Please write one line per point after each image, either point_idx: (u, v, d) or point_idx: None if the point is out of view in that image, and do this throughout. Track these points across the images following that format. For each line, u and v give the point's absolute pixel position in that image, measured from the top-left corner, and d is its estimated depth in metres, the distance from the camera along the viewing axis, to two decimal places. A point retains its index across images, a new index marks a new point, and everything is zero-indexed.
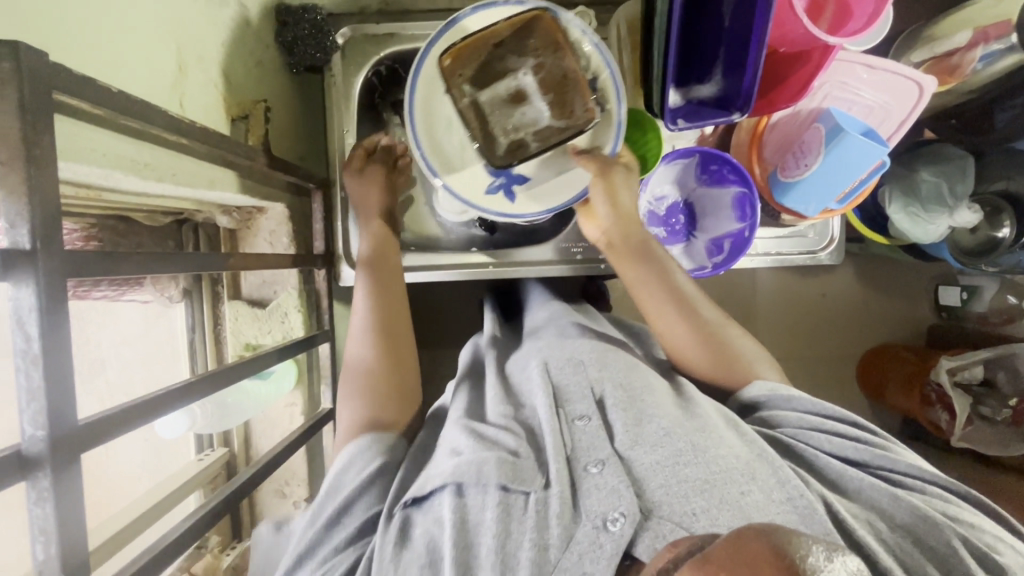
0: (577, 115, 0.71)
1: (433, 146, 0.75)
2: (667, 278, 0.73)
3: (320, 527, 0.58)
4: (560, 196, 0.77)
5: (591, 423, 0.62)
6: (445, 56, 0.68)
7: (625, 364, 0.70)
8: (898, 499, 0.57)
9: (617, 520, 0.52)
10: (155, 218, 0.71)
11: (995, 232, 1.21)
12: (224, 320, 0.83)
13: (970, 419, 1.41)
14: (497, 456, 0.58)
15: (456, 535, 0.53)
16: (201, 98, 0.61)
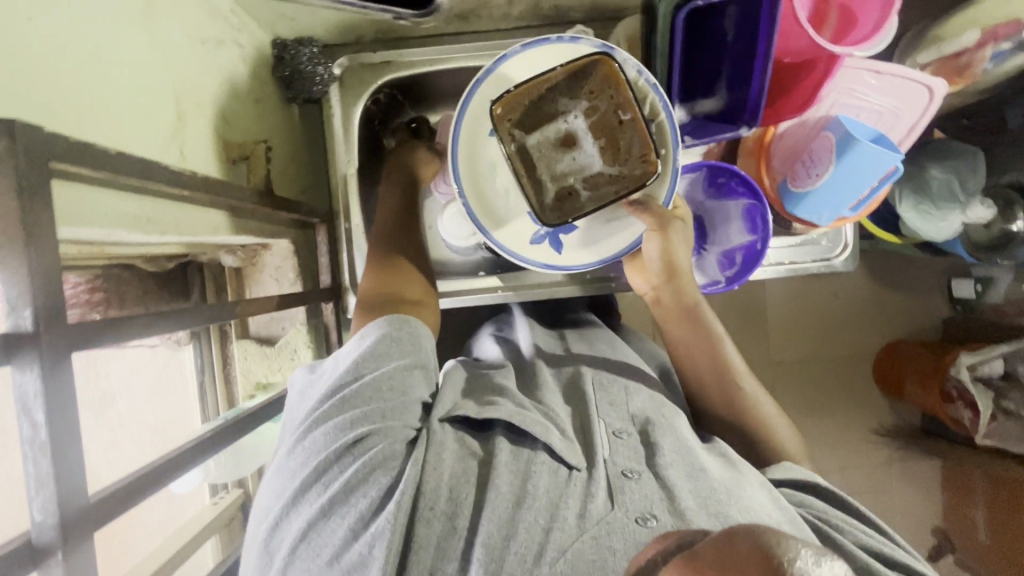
0: (632, 161, 0.67)
1: (475, 190, 0.74)
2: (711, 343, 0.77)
3: (370, 384, 0.59)
4: (612, 243, 0.76)
5: (629, 440, 0.63)
6: (496, 103, 0.66)
7: (662, 405, 0.72)
8: None
9: (650, 518, 0.53)
10: (159, 263, 0.71)
11: (1009, 226, 1.19)
12: (233, 359, 0.82)
13: (994, 415, 1.38)
14: (553, 429, 0.61)
15: (507, 478, 0.56)
16: (201, 143, 0.61)
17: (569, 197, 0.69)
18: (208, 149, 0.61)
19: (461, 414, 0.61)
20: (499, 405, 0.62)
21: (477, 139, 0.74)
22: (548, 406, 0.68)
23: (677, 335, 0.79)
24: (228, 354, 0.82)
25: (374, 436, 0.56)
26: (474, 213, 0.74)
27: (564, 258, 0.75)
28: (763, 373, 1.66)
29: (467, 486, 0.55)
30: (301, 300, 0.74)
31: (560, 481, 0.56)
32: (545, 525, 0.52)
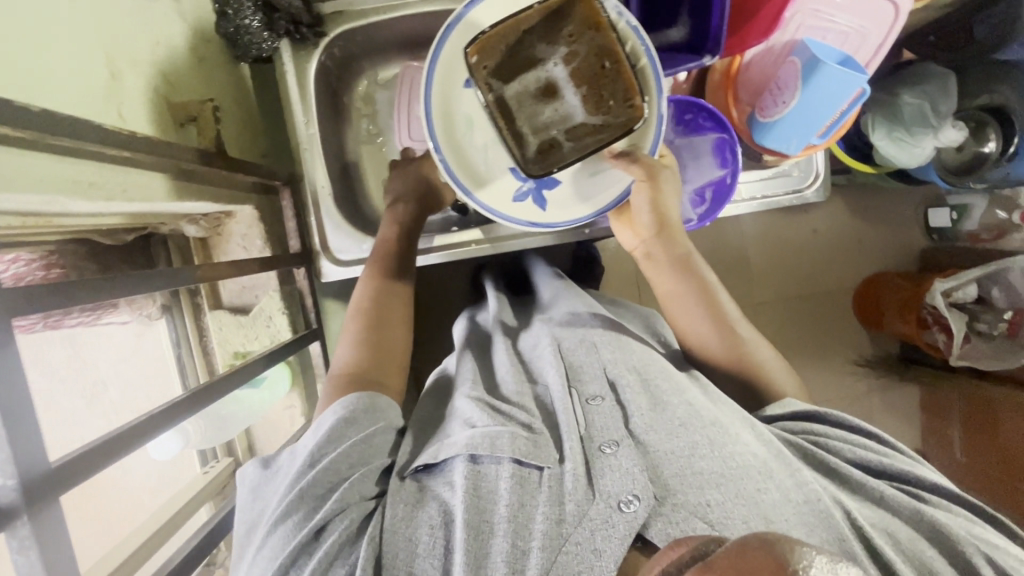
0: (616, 108, 0.64)
1: (454, 149, 0.73)
2: (705, 292, 0.79)
3: (327, 470, 0.60)
4: (601, 196, 0.75)
5: (605, 405, 0.67)
6: (470, 48, 0.63)
7: (637, 351, 0.75)
8: (919, 513, 0.61)
9: (631, 502, 0.56)
10: (116, 236, 0.68)
11: (981, 147, 1.20)
12: (208, 331, 0.81)
13: (969, 337, 1.43)
14: (511, 432, 0.62)
15: (472, 501, 0.57)
16: (142, 105, 0.58)
17: (552, 151, 0.67)
18: (150, 109, 0.59)
19: (420, 463, 0.63)
20: (456, 440, 0.63)
21: (450, 90, 0.73)
22: (513, 403, 0.70)
23: (669, 293, 0.80)
24: (202, 325, 0.81)
25: (333, 521, 0.56)
26: (456, 175, 0.73)
27: (550, 214, 0.75)
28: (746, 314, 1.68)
29: (438, 530, 0.56)
30: (268, 265, 0.73)
31: (530, 487, 0.58)
32: (518, 545, 0.53)
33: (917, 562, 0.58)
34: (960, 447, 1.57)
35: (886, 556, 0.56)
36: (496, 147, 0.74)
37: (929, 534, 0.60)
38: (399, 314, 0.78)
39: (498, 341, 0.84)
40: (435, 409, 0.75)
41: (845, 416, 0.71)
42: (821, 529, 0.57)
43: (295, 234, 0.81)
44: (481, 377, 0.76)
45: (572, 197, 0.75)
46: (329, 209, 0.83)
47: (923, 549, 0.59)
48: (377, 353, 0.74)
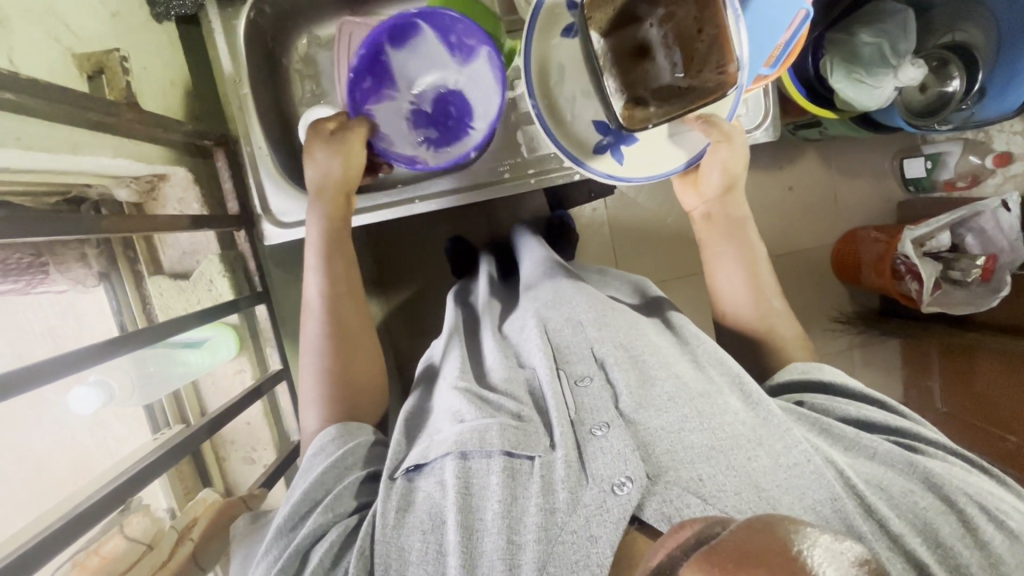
0: (706, 72, 0.56)
1: (547, 102, 0.67)
2: (747, 255, 0.80)
3: (303, 500, 0.61)
4: (665, 163, 0.70)
5: (595, 384, 0.64)
6: None
7: (623, 326, 0.71)
8: (915, 465, 0.58)
9: (623, 484, 0.53)
10: (39, 200, 0.67)
11: (944, 87, 1.19)
12: (150, 297, 0.81)
13: (940, 284, 1.40)
14: (499, 424, 0.60)
15: (462, 499, 0.55)
16: (40, 55, 0.56)
17: (638, 109, 0.60)
18: (48, 57, 0.57)
19: (409, 464, 0.61)
20: (445, 438, 0.61)
21: (547, 39, 0.66)
22: (501, 391, 0.67)
23: (715, 252, 0.81)
24: (144, 292, 0.81)
25: (319, 540, 0.58)
26: (543, 121, 0.67)
27: (627, 171, 0.69)
28: None
29: (433, 533, 0.54)
30: (199, 225, 0.72)
31: (518, 477, 0.56)
32: (513, 540, 0.51)
33: (911, 516, 0.54)
34: (940, 397, 1.56)
35: (880, 513, 0.53)
36: (587, 101, 0.68)
37: (922, 484, 0.57)
38: (353, 301, 0.78)
39: (484, 329, 0.81)
40: (427, 403, 0.73)
41: (843, 379, 0.71)
42: (813, 492, 0.53)
43: (232, 196, 0.80)
44: (468, 367, 0.74)
45: (643, 155, 0.70)
46: (272, 172, 0.81)
47: (918, 500, 0.56)
48: (349, 374, 0.74)
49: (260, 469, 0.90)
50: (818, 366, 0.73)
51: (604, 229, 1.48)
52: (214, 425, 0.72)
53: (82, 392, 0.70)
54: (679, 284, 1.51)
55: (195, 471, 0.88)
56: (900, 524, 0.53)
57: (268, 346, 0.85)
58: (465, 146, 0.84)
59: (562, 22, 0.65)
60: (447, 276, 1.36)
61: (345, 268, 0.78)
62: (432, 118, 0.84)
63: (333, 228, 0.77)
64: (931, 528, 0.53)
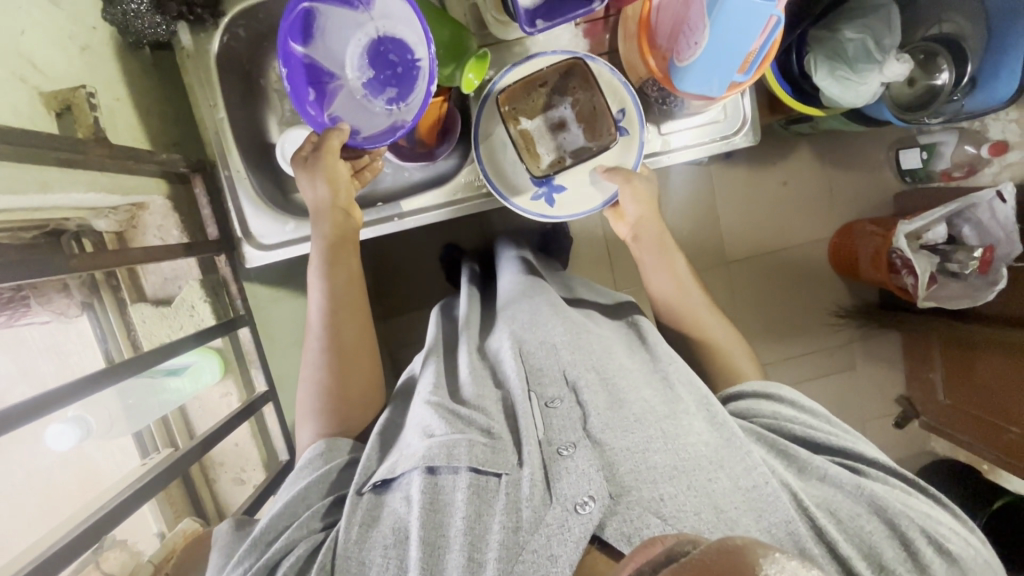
0: (604, 137, 0.80)
1: (491, 163, 0.82)
2: (673, 271, 0.83)
3: (283, 514, 0.62)
4: (589, 203, 0.82)
5: (564, 406, 0.63)
6: (502, 96, 0.79)
7: (597, 349, 0.71)
8: (860, 489, 0.58)
9: (586, 503, 0.53)
10: (15, 234, 0.67)
11: (933, 80, 1.17)
12: (134, 324, 0.81)
13: (936, 278, 1.38)
14: (468, 440, 0.60)
15: (427, 514, 0.55)
16: (5, 96, 0.56)
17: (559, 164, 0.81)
18: (14, 98, 0.57)
19: (377, 480, 0.61)
20: (412, 453, 0.61)
21: (490, 122, 0.82)
22: (473, 406, 0.67)
23: (646, 271, 0.85)
24: (127, 319, 0.81)
25: (285, 557, 0.58)
26: (492, 184, 0.81)
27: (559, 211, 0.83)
28: (718, 269, 1.66)
29: (394, 551, 0.55)
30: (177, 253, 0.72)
31: (485, 496, 0.56)
32: (474, 558, 0.51)
33: (858, 540, 0.55)
34: (942, 389, 1.55)
35: (829, 535, 0.54)
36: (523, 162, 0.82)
37: (868, 507, 0.57)
38: (352, 317, 0.78)
39: (461, 343, 0.81)
40: (399, 418, 0.73)
41: (789, 395, 0.69)
42: (771, 513, 0.53)
43: (211, 222, 0.81)
44: (442, 383, 0.73)
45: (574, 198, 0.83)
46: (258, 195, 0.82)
47: (863, 523, 0.56)
48: (345, 390, 0.74)
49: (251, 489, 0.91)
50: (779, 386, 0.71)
51: (596, 232, 1.47)
52: (200, 450, 0.73)
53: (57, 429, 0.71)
54: None
55: (186, 493, 0.89)
56: (848, 546, 0.54)
57: (253, 368, 0.85)
58: (422, 80, 0.73)
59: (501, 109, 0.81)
60: (439, 285, 1.37)
61: (343, 280, 0.78)
62: (384, 77, 0.76)
63: (336, 240, 0.77)
64: (875, 553, 0.54)
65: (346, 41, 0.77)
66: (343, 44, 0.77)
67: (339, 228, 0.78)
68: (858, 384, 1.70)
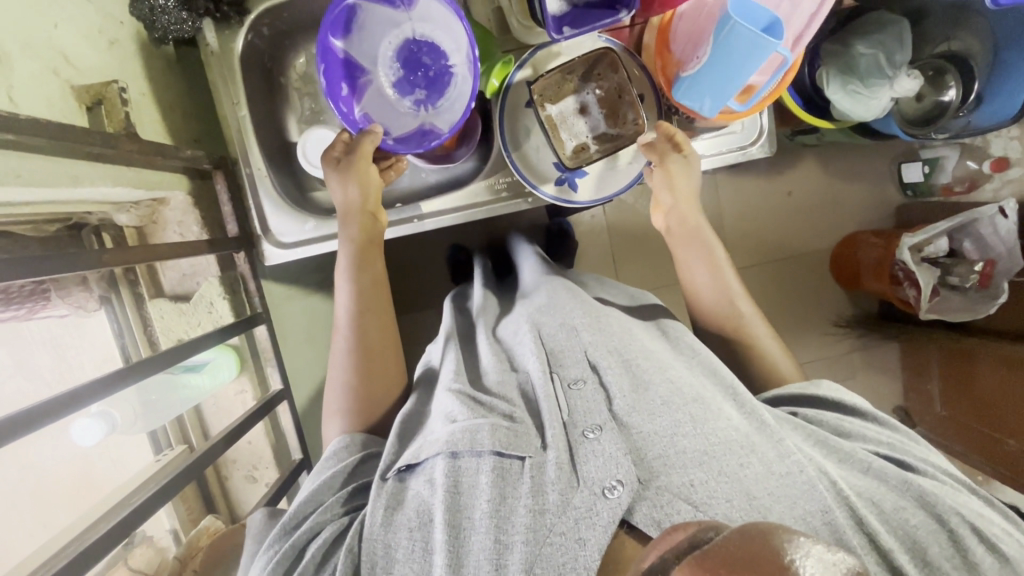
0: (628, 125, 0.81)
1: (518, 154, 0.84)
2: (714, 263, 0.83)
3: (309, 499, 0.62)
4: (613, 185, 0.86)
5: (588, 388, 0.64)
6: (533, 84, 0.80)
7: (617, 331, 0.72)
8: (909, 483, 0.58)
9: (613, 487, 0.53)
10: (39, 227, 0.67)
11: (940, 97, 1.18)
12: (151, 320, 0.81)
13: (937, 290, 1.39)
14: (491, 424, 0.60)
15: (451, 497, 0.56)
16: (40, 89, 0.56)
17: (584, 150, 0.83)
18: (49, 92, 0.57)
19: (403, 464, 0.61)
20: (437, 438, 0.61)
21: (515, 109, 0.83)
22: (494, 393, 0.67)
23: (682, 261, 0.85)
24: (145, 315, 0.81)
25: (312, 541, 0.58)
26: (518, 170, 0.84)
27: (581, 197, 0.86)
28: None
29: (421, 531, 0.55)
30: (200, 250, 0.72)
31: (510, 480, 0.56)
32: (501, 540, 0.52)
33: (901, 533, 0.55)
34: (939, 400, 1.56)
35: (870, 526, 0.53)
36: (548, 148, 0.84)
37: (915, 501, 0.57)
38: (378, 318, 0.78)
39: (479, 332, 0.81)
40: (423, 408, 0.72)
41: (834, 391, 0.71)
42: (805, 502, 0.53)
43: (232, 219, 0.81)
44: (463, 369, 0.74)
45: (598, 183, 0.86)
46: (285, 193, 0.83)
47: (909, 517, 0.56)
48: (369, 385, 0.75)
49: (263, 486, 0.91)
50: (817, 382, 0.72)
51: (603, 237, 1.48)
52: (225, 443, 0.72)
53: (83, 425, 0.70)
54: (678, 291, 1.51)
55: (199, 490, 0.88)
56: (886, 535, 0.53)
57: (269, 366, 0.85)
58: (457, 88, 0.75)
59: (524, 94, 0.83)
60: (447, 286, 1.37)
61: (366, 276, 0.78)
62: (416, 79, 0.77)
63: (363, 244, 0.78)
64: (919, 546, 0.54)
65: (381, 36, 0.77)
66: (377, 39, 0.78)
67: (367, 234, 0.78)
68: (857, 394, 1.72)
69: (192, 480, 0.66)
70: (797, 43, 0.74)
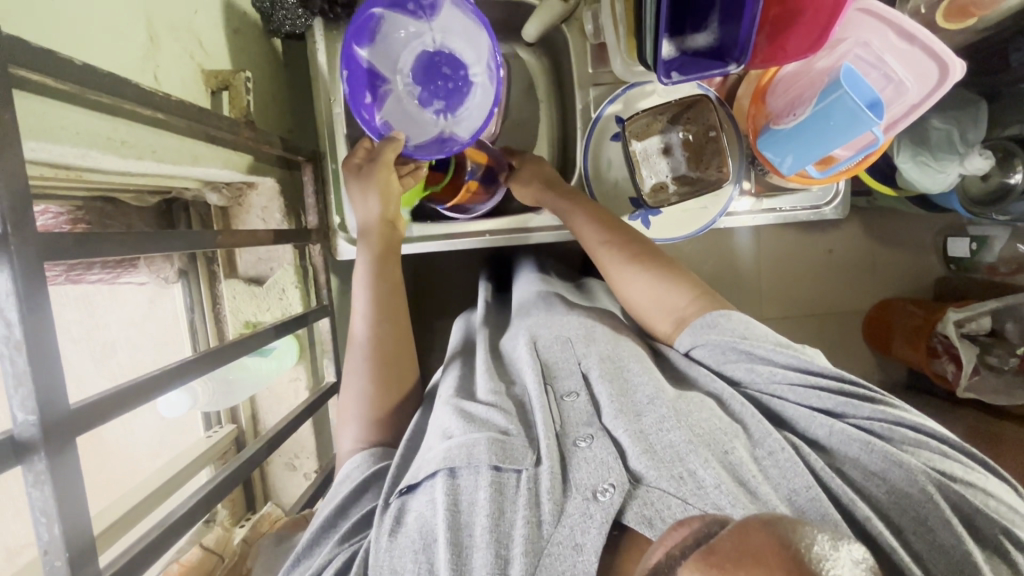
0: (710, 170, 0.83)
1: (598, 185, 0.87)
2: (665, 276, 0.71)
3: (319, 527, 0.58)
4: (685, 226, 0.87)
5: (579, 400, 0.61)
6: (627, 122, 0.82)
7: (610, 338, 0.69)
8: (870, 446, 0.54)
9: (606, 491, 0.50)
10: (142, 198, 0.69)
11: (1007, 178, 1.12)
12: (222, 299, 0.84)
13: (977, 369, 1.33)
14: (487, 437, 0.56)
15: (451, 516, 0.51)
16: (177, 70, 0.59)
17: (663, 189, 0.84)
18: (184, 74, 0.60)
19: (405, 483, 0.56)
20: (433, 454, 0.56)
21: (601, 141, 0.86)
22: (484, 403, 0.63)
23: (633, 295, 0.72)
24: (216, 292, 0.84)
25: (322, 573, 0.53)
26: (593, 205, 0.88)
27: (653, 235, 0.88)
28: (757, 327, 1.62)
29: (412, 538, 0.51)
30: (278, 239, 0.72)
31: (506, 492, 0.52)
32: (501, 555, 0.47)
33: (882, 500, 0.52)
34: None
35: (845, 498, 0.51)
36: (627, 182, 0.87)
37: (886, 460, 0.53)
38: (395, 325, 0.75)
39: (479, 341, 0.77)
40: (424, 426, 0.68)
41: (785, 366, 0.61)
42: (790, 479, 0.52)
43: (313, 211, 0.82)
44: (458, 388, 0.68)
45: (672, 221, 0.87)
46: (335, 188, 0.84)
47: (876, 485, 0.53)
48: (390, 386, 0.71)
49: (301, 476, 0.93)
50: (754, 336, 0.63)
51: None
52: (267, 448, 0.66)
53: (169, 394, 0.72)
54: None
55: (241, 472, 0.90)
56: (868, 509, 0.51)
57: (326, 359, 0.87)
58: (479, 100, 0.75)
59: (613, 127, 0.85)
60: None
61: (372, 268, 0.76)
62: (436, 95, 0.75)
63: (382, 255, 0.77)
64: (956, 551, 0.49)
65: (395, 42, 0.73)
66: (392, 45, 0.73)
67: (386, 242, 0.77)
68: None
69: (242, 479, 0.60)
70: (892, 127, 0.76)
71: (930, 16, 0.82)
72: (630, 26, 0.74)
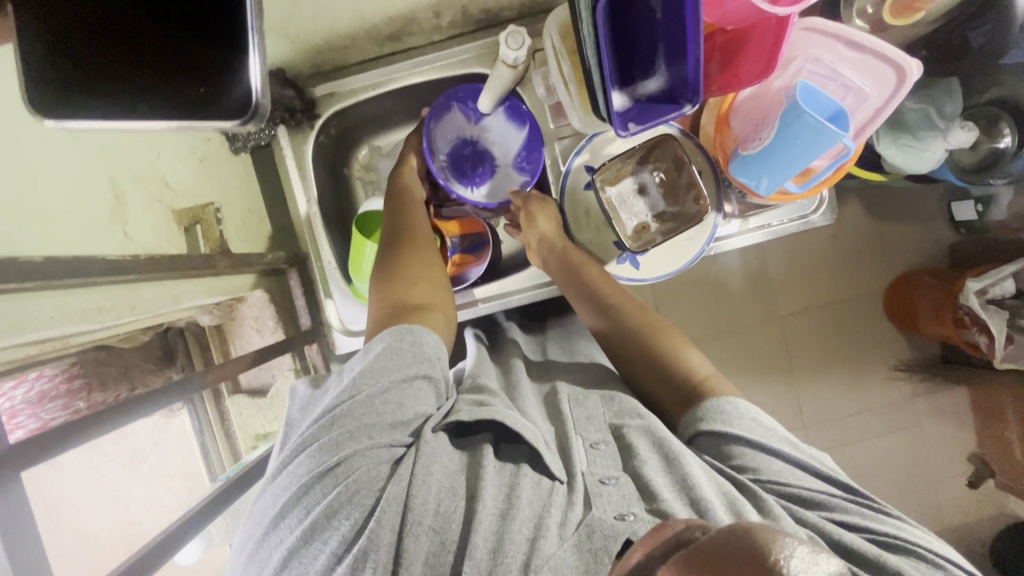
0: (687, 203, 0.82)
1: (579, 234, 0.87)
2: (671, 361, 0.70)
3: (360, 402, 0.54)
4: (674, 261, 0.86)
5: (607, 449, 0.59)
6: (596, 171, 0.82)
7: (631, 401, 0.67)
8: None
9: (629, 514, 0.48)
10: (135, 338, 0.72)
11: (995, 144, 1.08)
12: (229, 415, 0.89)
13: (1011, 338, 1.23)
14: (530, 433, 0.56)
15: (504, 498, 0.50)
16: (145, 219, 0.61)
17: (644, 231, 0.84)
18: (153, 219, 0.63)
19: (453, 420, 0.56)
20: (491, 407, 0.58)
21: (576, 194, 0.87)
22: (528, 415, 0.63)
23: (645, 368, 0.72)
24: (222, 410, 0.89)
25: (355, 458, 0.51)
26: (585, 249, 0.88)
27: (644, 273, 0.87)
28: (770, 333, 1.46)
29: (455, 477, 0.52)
30: (266, 354, 0.73)
31: (543, 491, 0.52)
32: (533, 534, 0.47)
33: None
34: None
35: None
36: (609, 227, 0.87)
37: None
38: (421, 248, 0.74)
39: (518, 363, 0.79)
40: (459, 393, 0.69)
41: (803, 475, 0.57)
42: None
43: (305, 313, 0.83)
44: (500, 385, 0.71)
45: (661, 256, 0.86)
46: (324, 285, 0.85)
47: None
48: (409, 283, 0.70)
49: None
50: (761, 426, 0.60)
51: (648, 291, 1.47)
52: None
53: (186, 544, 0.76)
54: (739, 337, 1.46)
55: None
56: None
57: None
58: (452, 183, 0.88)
59: (585, 175, 0.86)
60: None
61: (392, 250, 0.73)
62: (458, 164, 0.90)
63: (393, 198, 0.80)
64: None
65: (495, 127, 0.87)
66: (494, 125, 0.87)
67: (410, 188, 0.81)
68: (925, 448, 1.48)
69: None
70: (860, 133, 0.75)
71: (878, 14, 0.82)
72: (580, 81, 0.76)
